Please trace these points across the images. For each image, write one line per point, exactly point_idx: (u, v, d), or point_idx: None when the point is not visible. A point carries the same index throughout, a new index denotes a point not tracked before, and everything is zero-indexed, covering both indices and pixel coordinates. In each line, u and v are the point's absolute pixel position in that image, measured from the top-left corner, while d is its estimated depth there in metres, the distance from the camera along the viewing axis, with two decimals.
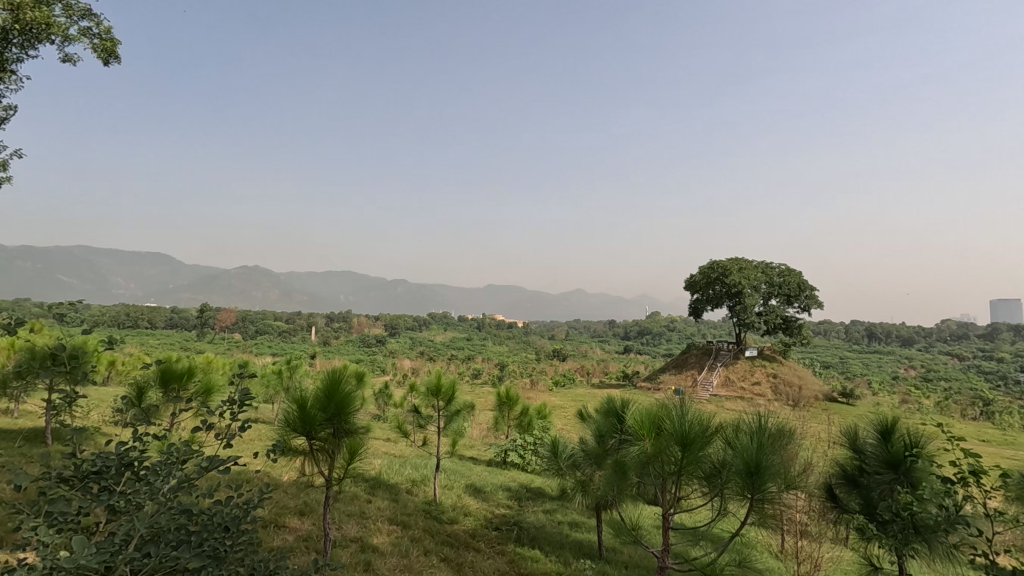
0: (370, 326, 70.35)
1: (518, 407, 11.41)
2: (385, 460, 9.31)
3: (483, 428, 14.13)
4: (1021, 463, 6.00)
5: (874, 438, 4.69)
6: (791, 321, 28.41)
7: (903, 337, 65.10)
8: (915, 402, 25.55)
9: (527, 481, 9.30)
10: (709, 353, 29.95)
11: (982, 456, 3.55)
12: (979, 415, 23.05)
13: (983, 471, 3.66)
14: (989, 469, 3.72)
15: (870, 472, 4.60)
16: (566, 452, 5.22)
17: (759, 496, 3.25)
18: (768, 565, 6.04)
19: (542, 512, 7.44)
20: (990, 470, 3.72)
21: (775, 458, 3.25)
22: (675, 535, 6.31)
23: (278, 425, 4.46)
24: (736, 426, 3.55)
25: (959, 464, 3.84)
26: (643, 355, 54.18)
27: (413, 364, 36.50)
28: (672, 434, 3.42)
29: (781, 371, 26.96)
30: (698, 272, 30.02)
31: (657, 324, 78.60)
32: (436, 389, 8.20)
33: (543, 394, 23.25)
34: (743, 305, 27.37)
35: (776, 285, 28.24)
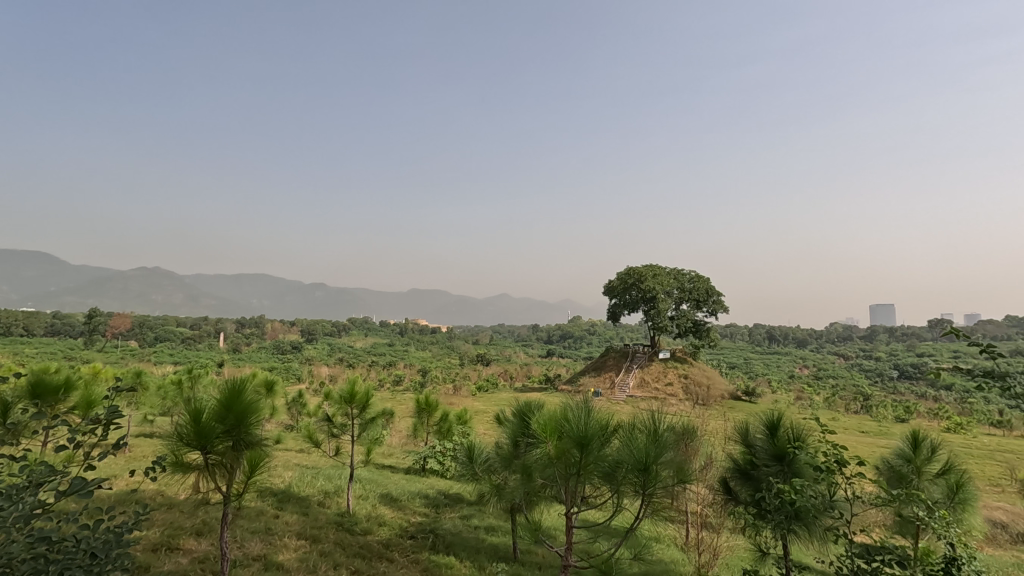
0: (285, 332, 66.97)
1: (437, 413, 11.32)
2: (297, 472, 8.91)
3: (402, 436, 13.92)
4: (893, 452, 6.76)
5: (763, 434, 5.11)
6: (700, 324, 30.25)
7: (798, 338, 71.29)
8: (808, 398, 27.99)
9: (445, 488, 9.23)
10: (626, 355, 31.22)
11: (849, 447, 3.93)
12: (860, 409, 25.62)
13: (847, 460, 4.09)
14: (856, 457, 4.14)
15: (759, 465, 5.00)
16: (481, 456, 5.27)
17: (651, 491, 3.46)
18: (671, 556, 6.39)
19: (459, 518, 7.43)
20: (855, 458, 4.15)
21: (665, 455, 3.46)
22: (581, 531, 6.55)
23: (170, 440, 4.15)
24: (632, 427, 3.74)
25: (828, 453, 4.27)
26: (566, 358, 55.50)
27: (332, 371, 35.26)
28: (572, 436, 3.54)
29: (691, 372, 28.65)
30: (615, 277, 31.21)
31: (579, 328, 80.88)
32: (349, 397, 8.02)
33: (466, 400, 23.23)
34: (657, 309, 28.83)
35: (686, 291, 29.93)
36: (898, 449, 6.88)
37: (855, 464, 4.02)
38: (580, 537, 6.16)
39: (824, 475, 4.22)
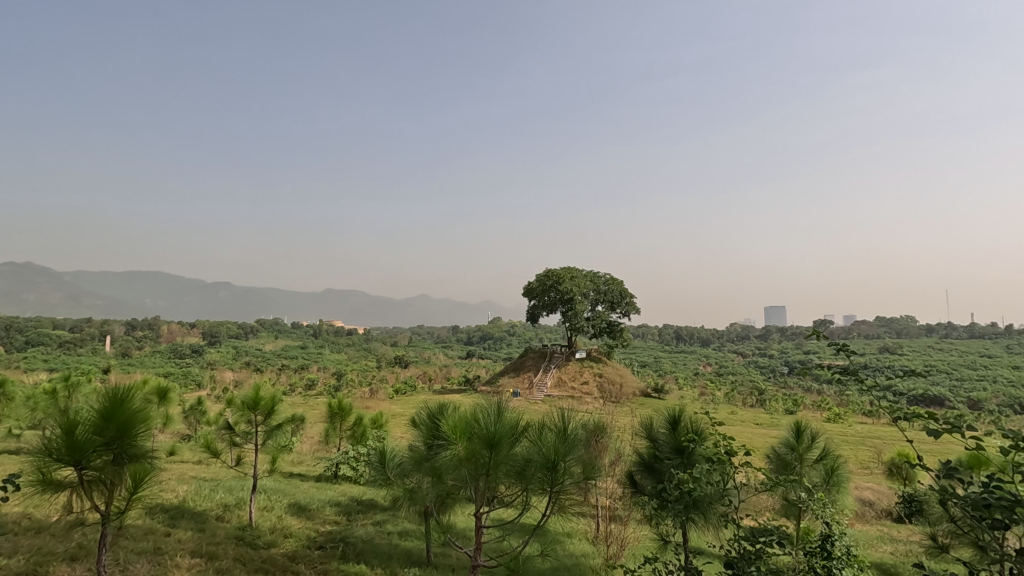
0: (184, 335, 61.97)
1: (351, 418, 10.96)
2: (193, 485, 8.28)
3: (313, 443, 13.35)
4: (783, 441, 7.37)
5: (665, 428, 5.42)
6: (614, 325, 31.48)
7: (703, 337, 76.12)
8: (710, 394, 29.98)
9: (358, 494, 8.96)
10: (544, 356, 31.84)
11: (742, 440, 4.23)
12: (755, 403, 27.82)
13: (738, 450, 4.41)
14: (745, 449, 4.48)
15: (661, 458, 5.29)
16: (394, 460, 5.16)
17: (557, 487, 3.57)
18: (582, 550, 6.61)
19: (372, 525, 7.24)
20: (745, 449, 4.48)
21: (571, 453, 3.59)
22: (492, 530, 6.61)
23: (37, 456, 3.72)
24: (540, 426, 3.85)
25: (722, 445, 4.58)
26: (485, 359, 55.72)
27: (238, 376, 33.10)
28: (481, 437, 3.57)
29: (606, 372, 29.76)
30: (534, 279, 31.74)
31: (499, 329, 81.46)
32: (253, 404, 7.58)
33: (382, 403, 22.67)
34: (574, 310, 29.68)
35: (601, 293, 31.04)
36: (784, 438, 7.53)
37: (744, 454, 4.35)
38: (489, 535, 6.20)
39: (718, 465, 4.51)
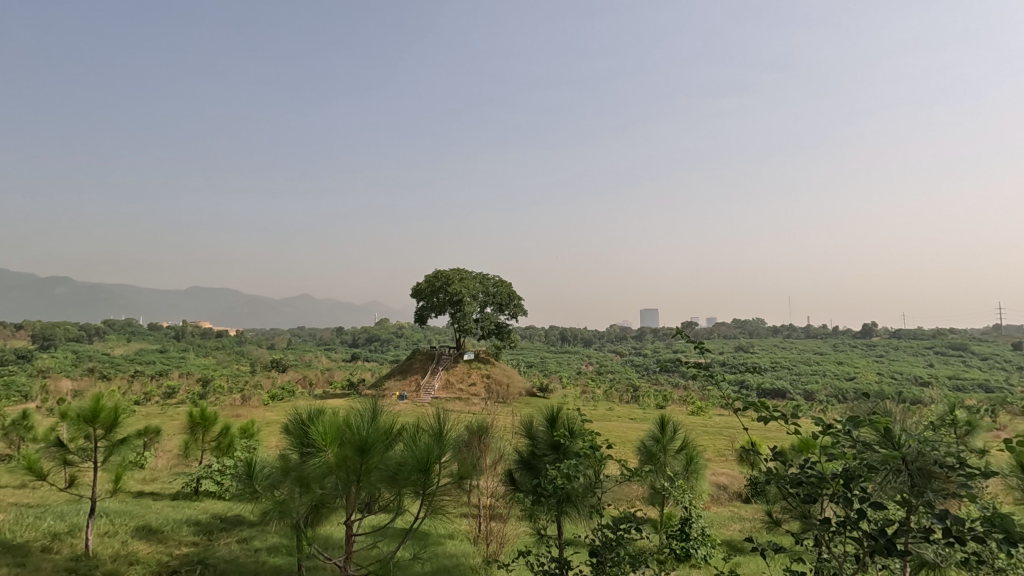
0: (6, 339, 52.79)
1: (216, 427, 10.06)
2: (12, 513, 7.08)
3: (170, 457, 12.05)
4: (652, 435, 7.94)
5: (543, 425, 5.61)
6: (502, 326, 32.02)
7: (584, 338, 80.02)
8: (591, 391, 31.62)
9: (221, 510, 8.24)
10: (432, 357, 31.50)
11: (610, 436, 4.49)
12: (631, 399, 29.81)
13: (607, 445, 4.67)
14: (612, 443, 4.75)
15: (539, 454, 5.47)
16: (262, 471, 4.82)
17: (429, 488, 3.55)
18: (463, 550, 6.65)
19: (236, 543, 6.71)
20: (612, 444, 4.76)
21: (443, 455, 3.60)
22: (364, 538, 6.43)
23: None
24: (415, 429, 3.82)
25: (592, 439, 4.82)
26: (371, 362, 53.99)
27: (78, 385, 28.88)
28: (353, 442, 3.46)
29: (493, 372, 30.15)
30: (423, 279, 31.30)
31: (386, 330, 79.27)
32: (91, 416, 6.65)
33: (255, 411, 21.10)
34: (462, 312, 29.76)
35: (490, 294, 31.43)
36: (650, 430, 8.12)
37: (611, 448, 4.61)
38: (361, 544, 6.02)
39: (587, 459, 4.77)
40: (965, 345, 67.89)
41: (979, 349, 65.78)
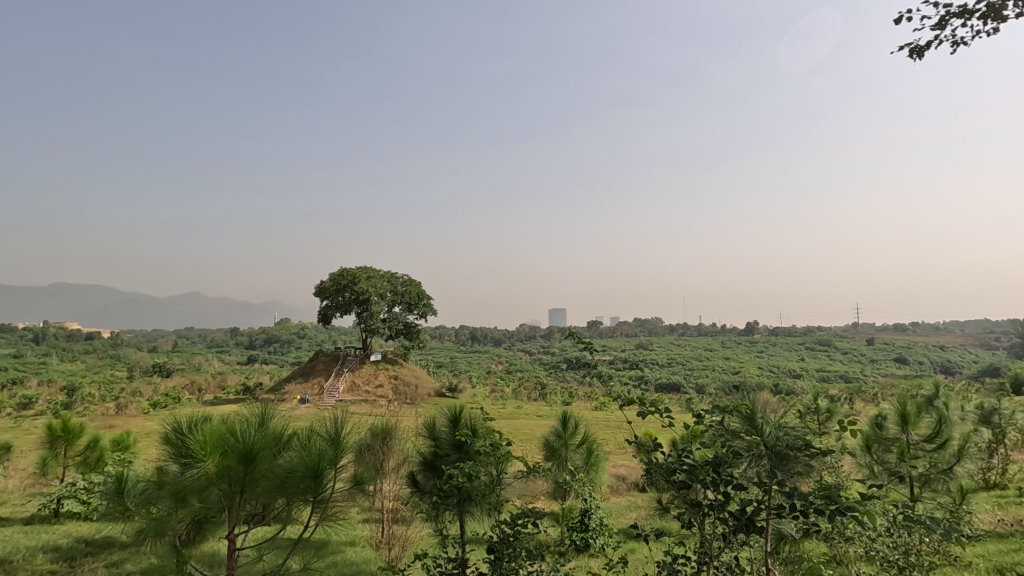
0: None
1: (82, 440, 9.01)
2: None
3: (23, 478, 10.58)
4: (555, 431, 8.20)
5: (446, 425, 5.60)
6: (411, 326, 31.50)
7: (495, 337, 80.64)
8: (500, 390, 31.97)
9: (87, 533, 7.40)
10: (336, 359, 30.24)
11: (508, 435, 4.59)
12: (538, 397, 30.54)
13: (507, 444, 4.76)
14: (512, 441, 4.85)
15: (442, 454, 5.44)
16: (135, 488, 4.39)
17: (319, 496, 3.43)
18: (363, 557, 6.49)
19: (104, 567, 6.07)
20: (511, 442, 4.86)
21: (336, 460, 3.49)
22: (250, 550, 6.09)
23: None
24: (307, 433, 3.68)
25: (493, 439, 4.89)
26: (270, 365, 50.85)
27: None
28: (236, 450, 3.26)
29: (401, 373, 29.55)
30: (327, 278, 30.00)
31: (287, 330, 75.08)
32: None
33: (134, 421, 19.15)
34: (369, 312, 28.91)
35: (399, 294, 30.80)
36: (553, 427, 8.38)
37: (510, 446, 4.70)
38: (248, 558, 5.69)
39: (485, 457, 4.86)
40: (830, 341, 76.48)
41: (841, 345, 74.29)
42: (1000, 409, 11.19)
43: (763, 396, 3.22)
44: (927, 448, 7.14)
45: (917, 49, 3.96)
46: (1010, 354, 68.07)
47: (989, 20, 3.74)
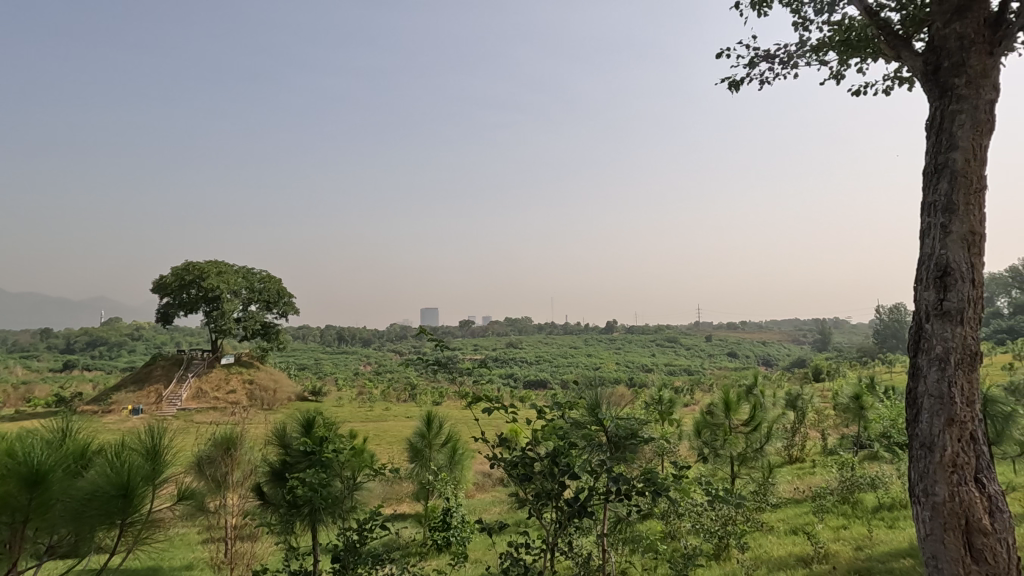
0: None
1: None
2: None
3: None
4: (419, 430, 8.16)
5: (297, 431, 5.26)
6: (269, 326, 29.24)
7: (363, 337, 77.60)
8: (368, 392, 30.91)
9: None
10: (179, 363, 27.02)
11: (360, 444, 4.47)
12: (408, 398, 30.05)
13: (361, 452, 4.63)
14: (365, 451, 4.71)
15: (291, 462, 5.11)
16: None
17: (127, 516, 3.06)
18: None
19: None
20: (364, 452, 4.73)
21: (148, 477, 3.14)
22: None
23: None
24: (119, 447, 3.26)
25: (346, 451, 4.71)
26: (93, 372, 43.94)
27: None
28: (18, 473, 2.78)
29: (257, 377, 27.21)
30: (169, 272, 26.71)
31: (116, 331, 65.42)
32: None
33: None
34: (220, 310, 26.29)
35: (256, 291, 28.40)
36: (418, 428, 8.30)
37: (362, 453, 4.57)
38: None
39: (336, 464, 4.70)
40: (677, 337, 85.06)
41: (685, 341, 82.75)
42: (802, 394, 13.26)
43: (616, 392, 3.45)
44: (744, 431, 8.22)
45: (734, 80, 4.70)
46: (813, 348, 80.84)
47: (787, 65, 4.44)
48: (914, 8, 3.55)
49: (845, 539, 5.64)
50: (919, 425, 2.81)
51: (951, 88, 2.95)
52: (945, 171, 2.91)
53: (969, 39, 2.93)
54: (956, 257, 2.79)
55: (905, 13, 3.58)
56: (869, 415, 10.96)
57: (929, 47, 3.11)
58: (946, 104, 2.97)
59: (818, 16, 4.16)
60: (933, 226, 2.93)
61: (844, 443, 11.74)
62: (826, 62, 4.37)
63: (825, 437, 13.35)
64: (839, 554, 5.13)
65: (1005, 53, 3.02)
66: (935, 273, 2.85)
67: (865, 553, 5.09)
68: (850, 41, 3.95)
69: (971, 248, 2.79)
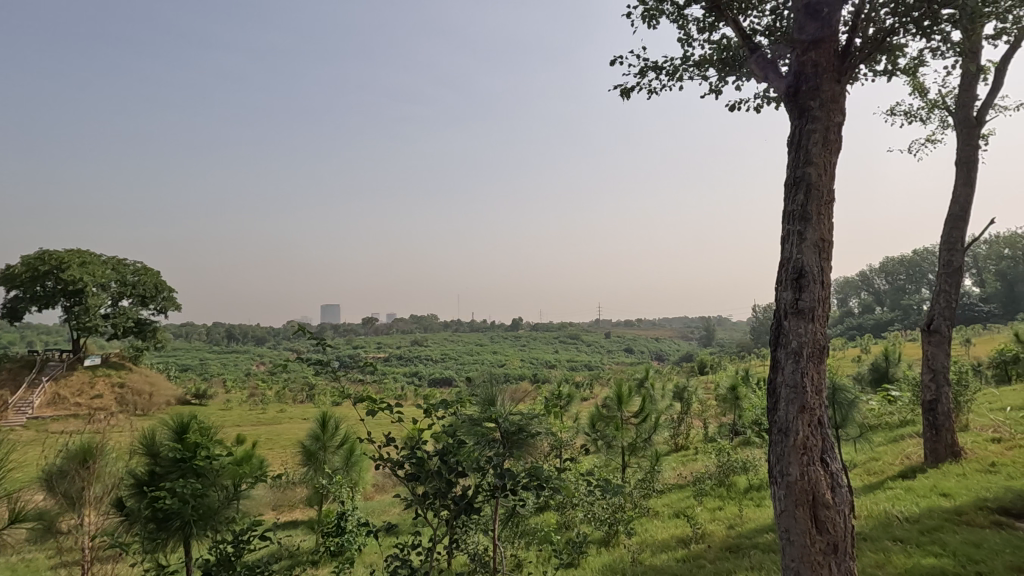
0: None
1: None
2: None
3: None
4: (314, 432, 7.78)
5: (169, 439, 4.78)
6: (145, 323, 26.56)
7: (256, 336, 72.74)
8: (261, 393, 29.07)
9: None
10: (30, 365, 23.69)
11: (234, 453, 4.19)
12: (305, 399, 28.63)
13: (235, 461, 4.34)
14: (242, 461, 4.42)
15: (160, 472, 4.63)
16: None
17: None
18: None
19: None
20: (243, 462, 4.45)
21: None
22: None
23: None
24: None
25: (223, 459, 4.36)
26: None
27: None
28: None
29: (129, 379, 24.58)
30: (18, 261, 23.25)
31: None
32: None
33: None
34: (84, 306, 23.43)
35: (129, 285, 25.64)
36: (311, 430, 7.94)
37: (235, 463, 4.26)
38: None
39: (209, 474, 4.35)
40: (578, 334, 88.49)
41: (586, 338, 86.19)
42: (687, 387, 14.29)
43: (517, 386, 3.47)
44: (634, 422, 8.67)
45: (626, 88, 4.94)
46: (699, 344, 87.48)
47: (672, 78, 4.74)
48: (779, 34, 3.92)
49: (720, 519, 6.15)
50: (777, 412, 3.10)
51: (809, 109, 3.29)
52: (803, 183, 3.24)
53: (821, 67, 3.29)
54: (810, 262, 3.11)
55: (772, 38, 3.93)
56: (743, 404, 12.07)
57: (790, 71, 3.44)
58: (804, 124, 3.30)
59: (700, 34, 4.46)
60: (791, 233, 3.24)
61: (722, 430, 12.83)
62: (706, 78, 4.71)
63: (706, 426, 14.49)
64: (714, 534, 5.57)
65: (849, 82, 3.43)
66: (792, 275, 3.16)
67: (735, 531, 5.57)
68: (726, 58, 4.29)
69: (821, 253, 3.13)
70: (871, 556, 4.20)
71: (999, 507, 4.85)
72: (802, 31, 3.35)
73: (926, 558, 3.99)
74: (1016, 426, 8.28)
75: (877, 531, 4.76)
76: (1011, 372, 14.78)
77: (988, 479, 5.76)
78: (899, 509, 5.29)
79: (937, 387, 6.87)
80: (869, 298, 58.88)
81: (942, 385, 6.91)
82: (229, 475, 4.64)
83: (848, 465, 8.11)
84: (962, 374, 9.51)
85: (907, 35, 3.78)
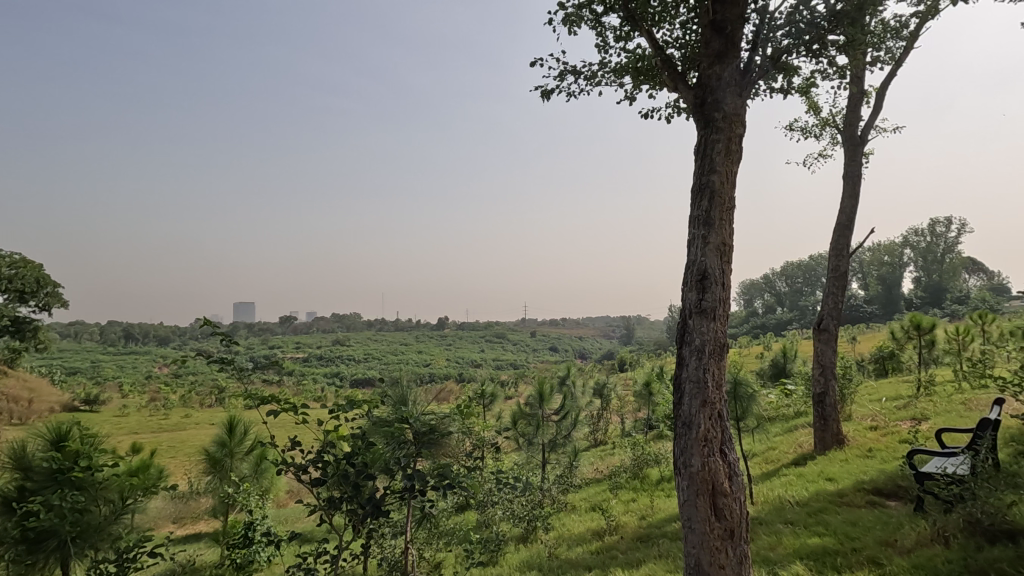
0: None
1: None
2: None
3: None
4: (219, 436, 7.25)
5: (42, 449, 4.26)
6: (24, 322, 23.85)
7: (159, 336, 67.41)
8: (163, 398, 26.96)
9: None
10: None
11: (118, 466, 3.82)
12: (213, 403, 26.85)
13: (119, 475, 3.95)
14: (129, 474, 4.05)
15: (31, 488, 4.13)
16: None
17: None
18: None
19: None
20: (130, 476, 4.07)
21: None
22: None
23: None
24: None
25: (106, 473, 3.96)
26: None
27: None
28: None
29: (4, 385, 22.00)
30: None
31: None
32: None
33: None
34: None
35: (4, 279, 22.91)
36: (216, 436, 7.44)
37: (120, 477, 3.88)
38: None
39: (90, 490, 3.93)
40: (504, 333, 89.28)
41: (511, 337, 86.92)
42: (606, 384, 14.77)
43: (436, 386, 3.40)
44: (555, 419, 8.81)
45: (547, 90, 4.99)
46: (620, 341, 91.01)
47: (590, 83, 4.84)
48: (689, 49, 4.13)
49: (633, 510, 6.40)
50: (682, 406, 3.26)
51: (714, 121, 3.47)
52: (707, 190, 3.42)
53: (725, 81, 3.49)
54: (713, 264, 3.30)
55: (682, 51, 4.12)
56: (656, 399, 12.65)
57: (698, 83, 3.63)
58: (710, 134, 3.49)
59: (617, 43, 4.59)
60: (696, 237, 3.41)
61: (637, 425, 13.38)
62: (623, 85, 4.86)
63: (623, 421, 15.07)
64: (626, 526, 5.78)
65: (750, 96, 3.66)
66: (696, 277, 3.34)
67: (646, 521, 5.82)
68: (640, 68, 4.46)
69: (723, 257, 3.33)
70: (765, 539, 4.53)
71: (874, 488, 5.39)
72: (708, 46, 3.55)
73: (811, 538, 4.35)
74: (891, 415, 9.23)
75: (772, 515, 5.14)
76: (888, 366, 16.48)
77: (866, 463, 6.38)
78: (791, 494, 5.74)
79: (826, 380, 7.49)
80: (771, 298, 63.63)
81: (829, 379, 7.54)
82: (116, 487, 4.24)
83: (749, 455, 8.71)
84: (847, 369, 10.49)
85: (799, 57, 4.09)
